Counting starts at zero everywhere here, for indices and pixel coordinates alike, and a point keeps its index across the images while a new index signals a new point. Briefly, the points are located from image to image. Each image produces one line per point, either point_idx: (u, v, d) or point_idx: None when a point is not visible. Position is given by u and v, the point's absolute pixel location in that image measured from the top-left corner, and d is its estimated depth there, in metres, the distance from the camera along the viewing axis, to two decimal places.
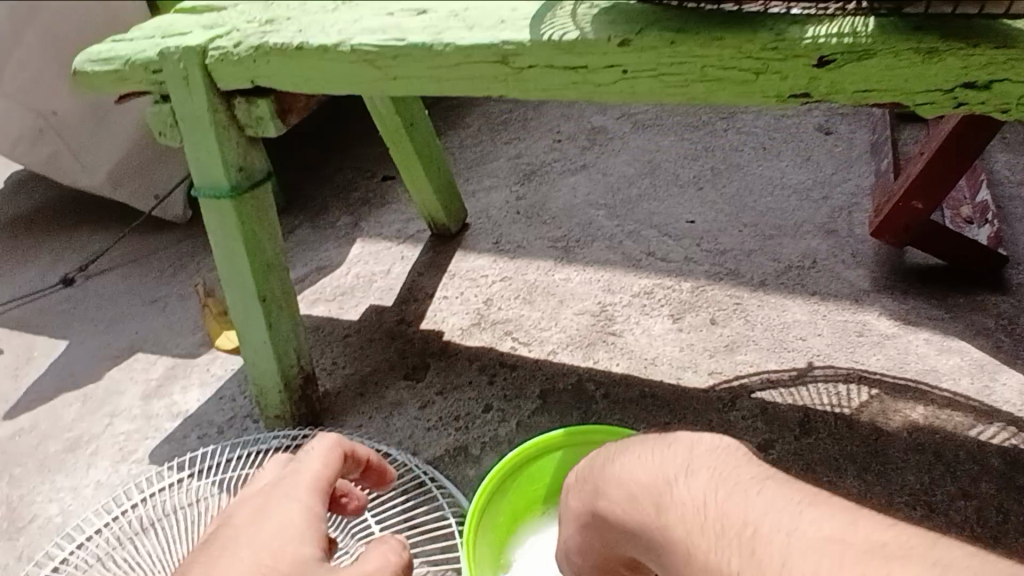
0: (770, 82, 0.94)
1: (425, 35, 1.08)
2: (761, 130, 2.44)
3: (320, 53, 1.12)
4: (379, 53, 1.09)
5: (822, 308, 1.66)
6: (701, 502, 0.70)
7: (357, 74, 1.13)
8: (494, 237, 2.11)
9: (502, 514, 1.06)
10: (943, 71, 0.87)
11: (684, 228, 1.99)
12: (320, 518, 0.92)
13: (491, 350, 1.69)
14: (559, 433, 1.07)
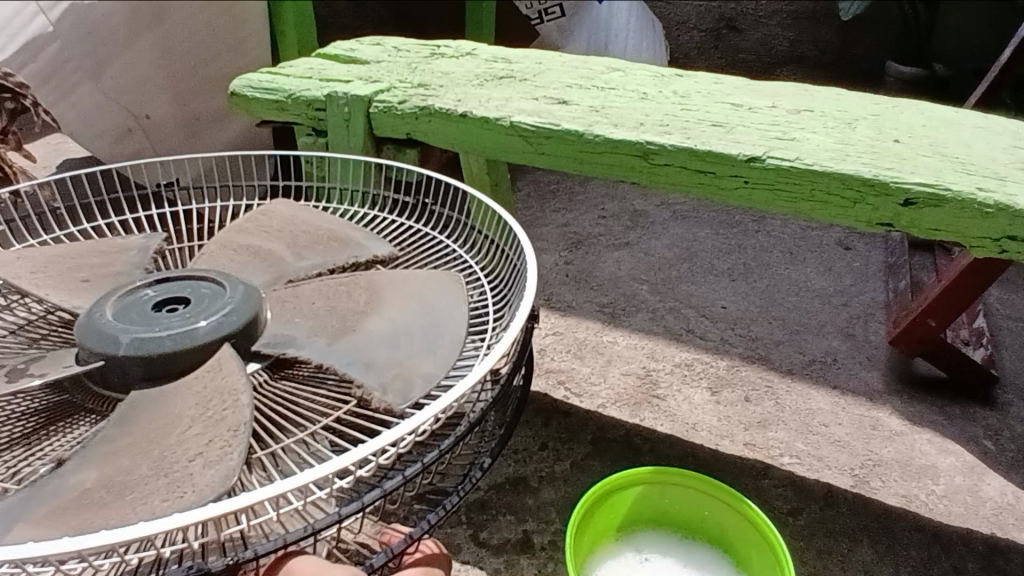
0: (865, 211, 1.23)
1: (578, 125, 1.35)
2: (787, 239, 2.69)
3: (482, 122, 1.40)
4: (535, 133, 1.36)
5: (843, 402, 1.88)
6: None
7: (514, 146, 1.40)
8: (545, 295, 2.28)
9: (590, 532, 1.21)
10: (994, 226, 1.15)
11: (720, 312, 2.22)
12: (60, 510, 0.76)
13: (546, 395, 1.86)
14: (647, 468, 1.24)
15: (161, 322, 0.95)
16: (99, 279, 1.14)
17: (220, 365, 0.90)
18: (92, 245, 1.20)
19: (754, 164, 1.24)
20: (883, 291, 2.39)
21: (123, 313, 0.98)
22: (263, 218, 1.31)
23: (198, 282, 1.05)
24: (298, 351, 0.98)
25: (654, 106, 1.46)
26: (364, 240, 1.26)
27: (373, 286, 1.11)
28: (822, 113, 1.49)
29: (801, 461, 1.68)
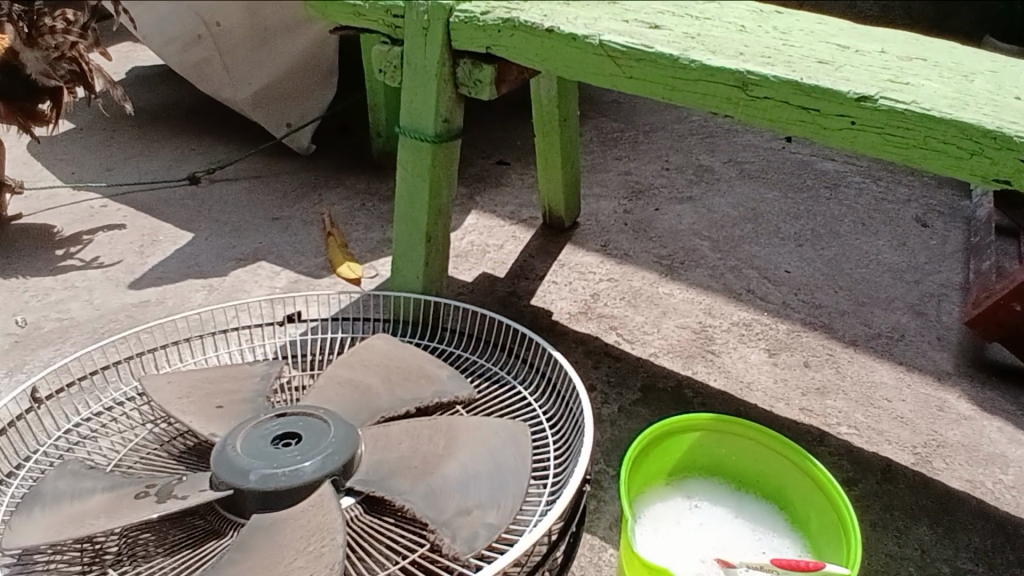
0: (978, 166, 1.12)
1: (672, 49, 1.27)
2: (857, 211, 2.56)
3: (568, 40, 1.33)
4: (625, 53, 1.29)
5: (906, 378, 1.79)
6: None
7: (599, 67, 1.32)
8: (602, 240, 2.21)
9: (644, 471, 1.18)
10: None
11: (783, 276, 2.13)
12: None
13: (596, 339, 1.81)
14: (707, 416, 1.20)
15: (276, 464, 1.07)
16: (232, 407, 1.26)
17: (324, 503, 1.03)
18: (223, 372, 1.32)
19: (865, 104, 1.15)
20: (958, 272, 2.26)
21: (250, 438, 1.12)
22: (359, 352, 1.36)
23: (307, 417, 1.17)
24: (387, 491, 1.08)
25: (753, 38, 1.35)
26: (449, 381, 1.30)
27: (453, 430, 1.16)
28: (937, 63, 1.34)
29: (859, 433, 1.61)
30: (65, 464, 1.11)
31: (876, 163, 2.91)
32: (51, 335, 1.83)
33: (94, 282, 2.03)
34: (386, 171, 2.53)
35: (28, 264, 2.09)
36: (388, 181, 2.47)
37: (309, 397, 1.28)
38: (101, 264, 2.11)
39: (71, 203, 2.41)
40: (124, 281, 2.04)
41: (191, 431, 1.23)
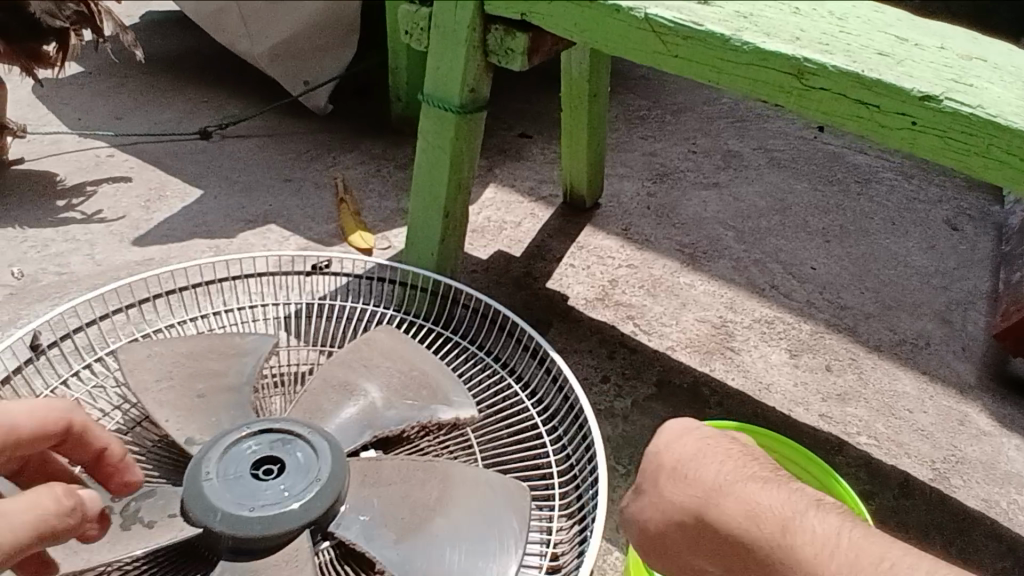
0: None
1: (723, 28, 1.18)
2: (889, 208, 2.48)
3: (612, 11, 1.24)
4: (671, 29, 1.20)
5: (931, 389, 1.73)
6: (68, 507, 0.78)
7: (643, 42, 1.24)
8: (623, 223, 2.14)
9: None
10: None
11: (808, 273, 2.05)
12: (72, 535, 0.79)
13: (612, 328, 1.75)
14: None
15: (254, 500, 1.05)
16: (214, 393, 1.24)
17: (295, 558, 1.02)
18: (210, 344, 1.28)
19: (928, 103, 1.07)
20: (989, 281, 2.18)
21: (236, 463, 1.10)
22: (364, 348, 1.30)
23: (294, 438, 1.14)
24: (367, 544, 1.05)
25: (807, 22, 1.25)
26: (454, 397, 1.24)
27: (448, 474, 1.12)
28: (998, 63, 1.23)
29: (879, 444, 1.56)
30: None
31: (910, 158, 2.80)
32: (50, 289, 1.78)
33: (98, 236, 1.97)
34: (404, 138, 2.45)
35: (32, 212, 2.04)
36: (404, 147, 2.39)
37: (303, 403, 1.23)
38: (106, 218, 2.05)
39: (80, 151, 2.35)
40: (128, 236, 1.99)
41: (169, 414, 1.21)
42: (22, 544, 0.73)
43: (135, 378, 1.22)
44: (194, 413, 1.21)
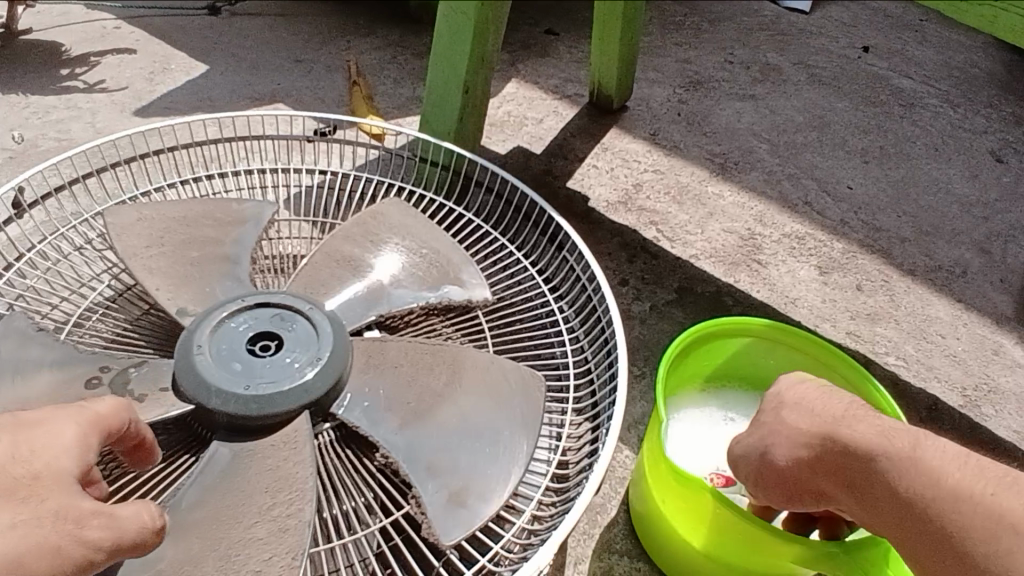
0: None
1: None
2: (933, 133, 2.29)
3: None
4: None
5: (965, 316, 1.64)
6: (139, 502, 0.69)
7: None
8: (651, 128, 2.01)
9: (687, 373, 1.14)
10: None
11: (844, 192, 1.94)
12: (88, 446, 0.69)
13: (634, 232, 1.67)
14: (765, 323, 1.11)
15: (250, 377, 0.95)
16: (208, 261, 1.14)
17: (294, 439, 0.91)
18: (203, 209, 1.19)
19: None
20: None
21: (229, 335, 1.01)
22: (375, 219, 1.23)
23: (294, 314, 1.05)
24: (368, 428, 0.97)
25: None
26: (466, 279, 1.18)
27: (458, 364, 1.03)
28: None
29: (907, 366, 1.51)
30: (11, 322, 0.99)
31: (958, 80, 2.59)
32: (47, 154, 1.69)
33: (98, 105, 1.87)
34: (423, 26, 2.29)
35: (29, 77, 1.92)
36: (423, 35, 2.24)
37: (301, 272, 1.16)
38: (107, 88, 1.94)
39: (81, 18, 2.21)
40: (130, 107, 1.88)
41: (156, 280, 1.11)
42: (95, 443, 0.70)
43: (123, 243, 1.13)
44: (190, 279, 1.12)
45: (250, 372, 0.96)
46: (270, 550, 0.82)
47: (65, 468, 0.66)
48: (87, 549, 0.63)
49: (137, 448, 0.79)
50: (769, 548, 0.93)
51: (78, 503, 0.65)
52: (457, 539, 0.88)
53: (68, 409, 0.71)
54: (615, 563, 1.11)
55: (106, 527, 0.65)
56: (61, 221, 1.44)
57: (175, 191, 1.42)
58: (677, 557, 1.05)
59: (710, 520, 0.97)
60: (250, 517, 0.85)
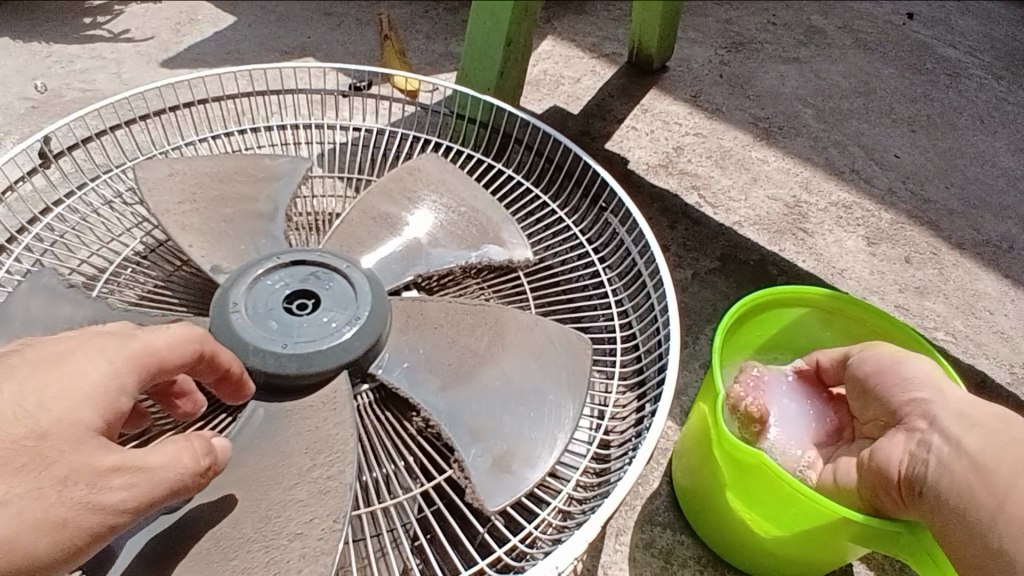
0: None
1: None
2: (983, 103, 2.17)
3: None
4: None
5: (1016, 293, 1.58)
6: (167, 451, 0.64)
7: None
8: (692, 90, 1.93)
9: (733, 343, 1.11)
10: None
11: (891, 161, 1.86)
12: (117, 391, 0.65)
13: (675, 197, 1.61)
14: (823, 293, 1.08)
15: (288, 335, 0.92)
16: (242, 219, 1.10)
17: (333, 401, 0.89)
18: (236, 165, 1.14)
19: None
20: None
21: (265, 293, 0.97)
22: (412, 176, 1.18)
23: (331, 272, 1.01)
24: (410, 390, 0.94)
25: None
26: (507, 239, 1.13)
27: (500, 327, 1.00)
28: None
29: (956, 341, 1.46)
30: (40, 278, 0.96)
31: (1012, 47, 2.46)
32: (73, 105, 1.65)
33: (124, 56, 1.82)
34: None
35: (54, 25, 1.87)
36: None
37: (337, 231, 1.12)
38: (132, 39, 1.89)
39: None
40: (156, 59, 1.83)
41: (191, 236, 1.08)
42: (130, 387, 0.66)
43: (155, 198, 1.09)
44: (225, 235, 1.09)
45: (289, 331, 0.92)
46: (309, 511, 0.79)
47: (85, 422, 0.62)
48: (104, 512, 0.60)
49: (170, 391, 0.78)
50: (825, 524, 0.89)
51: (93, 459, 0.61)
52: (503, 506, 0.85)
53: (102, 348, 0.66)
54: (656, 537, 1.08)
55: (126, 487, 0.61)
56: (89, 172, 1.41)
57: (205, 144, 1.38)
58: (725, 531, 1.02)
59: (762, 495, 0.93)
60: (288, 478, 0.82)
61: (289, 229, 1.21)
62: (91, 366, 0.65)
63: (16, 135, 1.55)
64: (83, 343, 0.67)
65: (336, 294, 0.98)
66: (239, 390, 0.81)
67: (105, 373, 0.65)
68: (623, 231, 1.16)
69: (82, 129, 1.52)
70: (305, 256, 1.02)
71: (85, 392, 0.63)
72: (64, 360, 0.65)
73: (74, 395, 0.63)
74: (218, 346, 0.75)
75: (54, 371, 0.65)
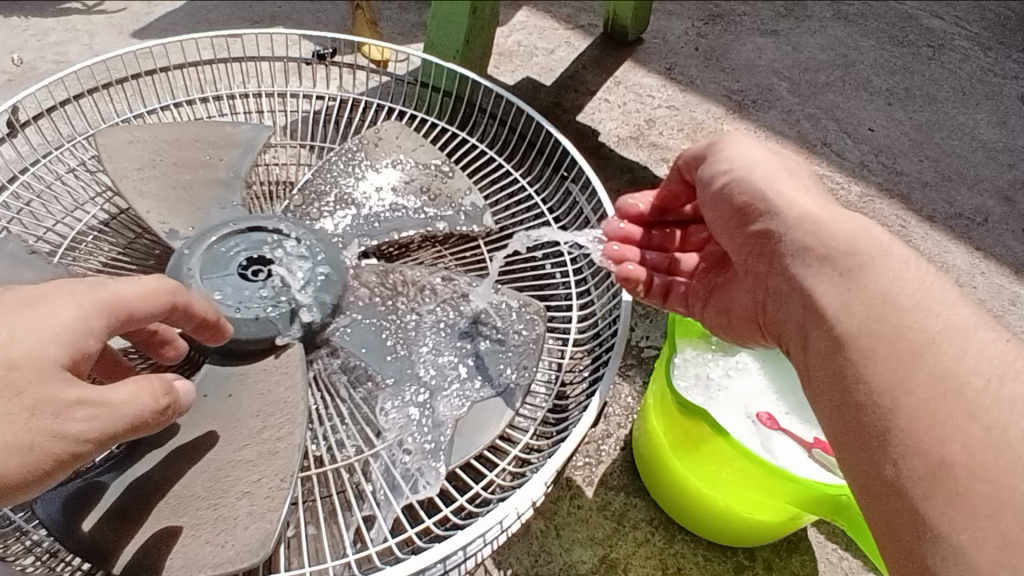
0: None
1: None
2: (964, 76, 2.15)
3: None
4: None
5: (983, 265, 1.59)
6: (134, 391, 0.65)
7: None
8: (667, 63, 1.92)
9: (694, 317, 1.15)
10: None
11: (865, 135, 1.86)
12: (88, 329, 0.66)
13: (646, 169, 1.62)
14: None
15: (241, 301, 0.92)
16: (201, 185, 1.10)
17: (286, 363, 0.89)
18: (195, 131, 1.14)
19: None
20: None
21: (219, 257, 0.98)
22: (375, 144, 1.18)
23: (286, 239, 1.01)
24: (365, 356, 0.95)
25: None
26: (467, 206, 1.14)
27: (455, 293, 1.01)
28: None
29: None
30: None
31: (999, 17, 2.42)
32: (43, 76, 1.64)
33: (95, 26, 1.80)
34: None
35: None
36: None
37: (299, 198, 1.12)
38: (104, 9, 1.86)
39: None
40: (127, 30, 1.81)
41: (149, 202, 1.08)
42: (98, 328, 0.67)
43: (113, 164, 1.09)
44: (183, 202, 1.09)
45: (244, 298, 0.93)
46: (259, 469, 0.80)
47: (51, 356, 0.64)
48: (69, 442, 0.62)
49: (153, 339, 0.80)
50: (772, 488, 0.91)
51: (63, 392, 0.63)
52: (452, 467, 0.87)
53: (73, 292, 0.68)
54: (612, 499, 1.10)
55: (91, 419, 0.63)
56: (55, 142, 1.40)
57: (170, 112, 1.37)
58: (676, 495, 1.05)
59: (712, 458, 0.95)
60: (241, 436, 0.84)
61: (249, 198, 1.20)
62: (65, 305, 0.67)
63: None
64: (57, 286, 0.69)
65: (292, 262, 0.99)
66: (217, 333, 0.82)
67: (76, 314, 0.66)
68: (583, 200, 1.15)
69: (50, 99, 1.51)
70: (260, 224, 1.02)
71: (58, 330, 0.65)
72: (36, 302, 0.67)
73: (45, 333, 0.65)
74: (191, 296, 0.77)
75: (27, 312, 0.66)
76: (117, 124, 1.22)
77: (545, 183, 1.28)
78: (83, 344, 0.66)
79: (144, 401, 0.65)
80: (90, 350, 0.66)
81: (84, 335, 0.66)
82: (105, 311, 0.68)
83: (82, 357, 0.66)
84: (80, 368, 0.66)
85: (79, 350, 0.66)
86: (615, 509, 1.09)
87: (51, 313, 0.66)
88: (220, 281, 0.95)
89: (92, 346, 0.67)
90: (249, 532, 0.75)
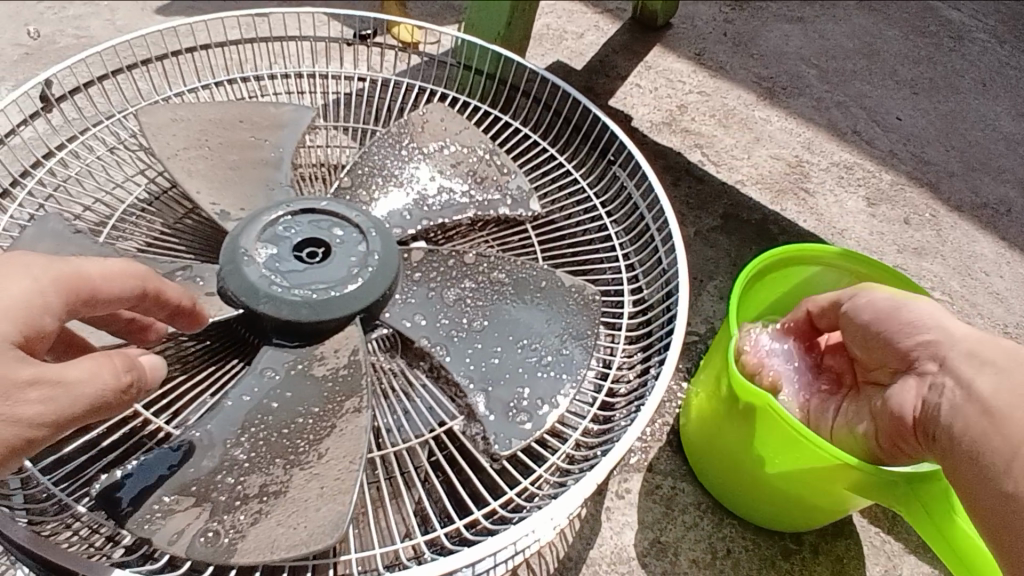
0: None
1: None
2: (989, 66, 2.15)
3: None
4: None
5: (1011, 255, 1.60)
6: (90, 371, 0.65)
7: None
8: (697, 48, 1.91)
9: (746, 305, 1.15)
10: None
11: (893, 123, 1.86)
12: (44, 308, 0.66)
13: (679, 154, 1.62)
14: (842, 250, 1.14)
15: (302, 284, 0.92)
16: (247, 166, 1.09)
17: (346, 347, 0.89)
18: (240, 111, 1.12)
19: None
20: None
21: (275, 239, 0.97)
22: (420, 127, 1.16)
23: (341, 222, 1.00)
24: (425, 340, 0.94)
25: None
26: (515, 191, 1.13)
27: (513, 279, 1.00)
28: None
29: (952, 301, 1.49)
30: (46, 223, 0.95)
31: None
32: (69, 53, 1.61)
33: (119, 3, 1.77)
34: None
35: None
36: None
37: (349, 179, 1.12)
38: None
39: None
40: (152, 6, 1.78)
41: (195, 182, 1.07)
42: (54, 306, 0.67)
43: (158, 143, 1.08)
44: (230, 183, 1.08)
45: (305, 282, 0.92)
46: (324, 451, 0.81)
47: (1, 334, 0.63)
48: (22, 425, 0.61)
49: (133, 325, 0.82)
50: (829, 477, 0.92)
51: (14, 372, 0.62)
52: (512, 451, 0.87)
53: (31, 268, 0.68)
54: (660, 484, 1.11)
55: (45, 400, 0.62)
56: (87, 119, 1.38)
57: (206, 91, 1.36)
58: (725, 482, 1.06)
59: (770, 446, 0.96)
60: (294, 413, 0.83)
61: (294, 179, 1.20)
62: (18, 282, 0.66)
63: (10, 82, 1.52)
64: (6, 264, 0.68)
65: (350, 246, 0.98)
66: (191, 319, 0.82)
67: (31, 292, 0.66)
68: (631, 186, 1.15)
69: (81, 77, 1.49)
70: (314, 206, 1.01)
71: (10, 308, 0.64)
72: None
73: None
74: (163, 283, 0.77)
75: None
76: (156, 102, 1.21)
77: (589, 169, 1.28)
78: (36, 323, 0.65)
79: (98, 384, 0.65)
80: (44, 330, 0.66)
81: (37, 313, 0.65)
82: (62, 290, 0.67)
83: (37, 334, 0.65)
84: (34, 348, 0.65)
85: (31, 329, 0.65)
86: (662, 493, 1.10)
87: (1, 291, 0.65)
88: (279, 263, 0.95)
89: (46, 326, 0.66)
90: (320, 514, 0.76)
